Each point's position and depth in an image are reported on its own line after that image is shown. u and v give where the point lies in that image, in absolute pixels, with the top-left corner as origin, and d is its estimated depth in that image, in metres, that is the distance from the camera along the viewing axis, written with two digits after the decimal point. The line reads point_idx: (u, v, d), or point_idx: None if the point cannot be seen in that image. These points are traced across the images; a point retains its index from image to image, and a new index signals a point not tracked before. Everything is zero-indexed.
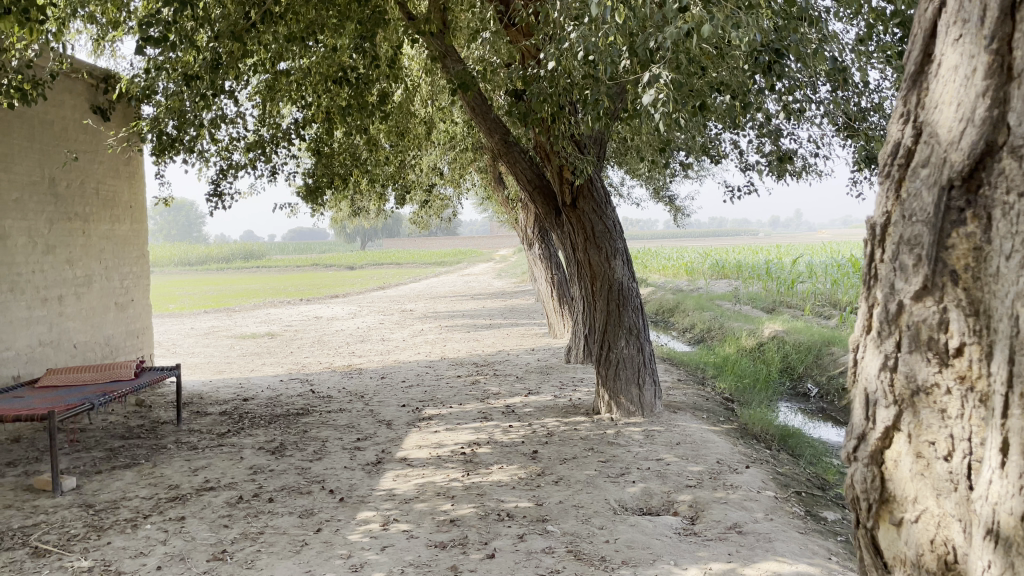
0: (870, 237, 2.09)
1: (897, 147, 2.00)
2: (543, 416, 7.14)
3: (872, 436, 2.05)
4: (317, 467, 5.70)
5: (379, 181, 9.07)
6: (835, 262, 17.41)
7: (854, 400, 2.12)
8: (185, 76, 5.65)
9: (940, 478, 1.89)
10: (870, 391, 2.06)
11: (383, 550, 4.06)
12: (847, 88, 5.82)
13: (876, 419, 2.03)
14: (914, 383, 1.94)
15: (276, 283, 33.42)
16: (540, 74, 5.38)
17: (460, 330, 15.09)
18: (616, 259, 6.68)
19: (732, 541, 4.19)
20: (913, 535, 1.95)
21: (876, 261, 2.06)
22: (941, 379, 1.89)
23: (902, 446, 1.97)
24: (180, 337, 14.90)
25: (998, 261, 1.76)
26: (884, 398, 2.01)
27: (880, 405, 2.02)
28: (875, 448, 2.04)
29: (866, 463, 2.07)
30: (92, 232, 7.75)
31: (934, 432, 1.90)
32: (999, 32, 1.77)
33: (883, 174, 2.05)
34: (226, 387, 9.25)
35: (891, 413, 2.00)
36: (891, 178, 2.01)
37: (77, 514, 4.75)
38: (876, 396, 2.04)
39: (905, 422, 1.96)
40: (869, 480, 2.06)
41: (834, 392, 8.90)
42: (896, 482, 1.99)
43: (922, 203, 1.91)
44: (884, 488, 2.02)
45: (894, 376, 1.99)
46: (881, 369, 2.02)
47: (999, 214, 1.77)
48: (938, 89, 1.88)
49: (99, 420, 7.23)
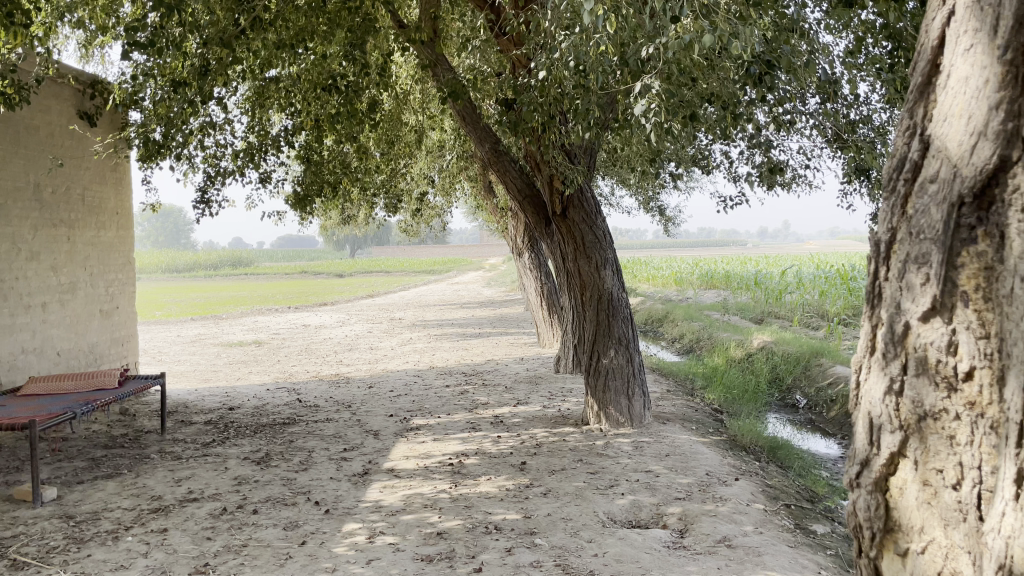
0: (875, 254, 2.09)
1: (903, 161, 2.00)
2: (532, 427, 7.10)
3: (877, 461, 2.06)
4: (303, 478, 5.64)
5: (368, 189, 9.04)
6: (823, 273, 17.49)
7: (858, 424, 2.13)
8: (173, 83, 5.62)
9: (948, 507, 1.88)
10: (875, 415, 2.06)
11: (369, 564, 4.00)
12: (836, 100, 5.85)
13: (881, 444, 2.04)
14: (921, 409, 1.94)
15: (265, 291, 33.37)
16: (530, 84, 5.36)
17: (448, 339, 15.02)
18: (606, 269, 6.66)
19: (721, 555, 4.15)
20: (918, 566, 1.95)
21: (881, 280, 2.06)
22: (949, 404, 1.88)
23: (908, 474, 1.97)
24: (167, 344, 14.78)
25: (1011, 281, 1.75)
26: (889, 422, 2.02)
27: (886, 430, 2.03)
28: (880, 476, 2.05)
29: (870, 490, 2.07)
30: (77, 238, 7.67)
31: (943, 459, 1.90)
32: (1014, 41, 1.77)
33: (888, 189, 2.05)
34: (212, 396, 9.16)
35: (896, 438, 2.00)
36: (897, 193, 2.01)
37: (57, 526, 4.66)
38: (881, 421, 2.04)
39: (912, 449, 1.96)
40: (873, 508, 2.06)
41: (822, 403, 8.89)
42: (901, 511, 1.99)
43: (930, 220, 1.91)
44: (888, 517, 2.03)
45: (899, 401, 1.99)
46: (885, 394, 2.03)
47: (1014, 231, 1.76)
48: (948, 100, 1.87)
49: (81, 429, 7.14)
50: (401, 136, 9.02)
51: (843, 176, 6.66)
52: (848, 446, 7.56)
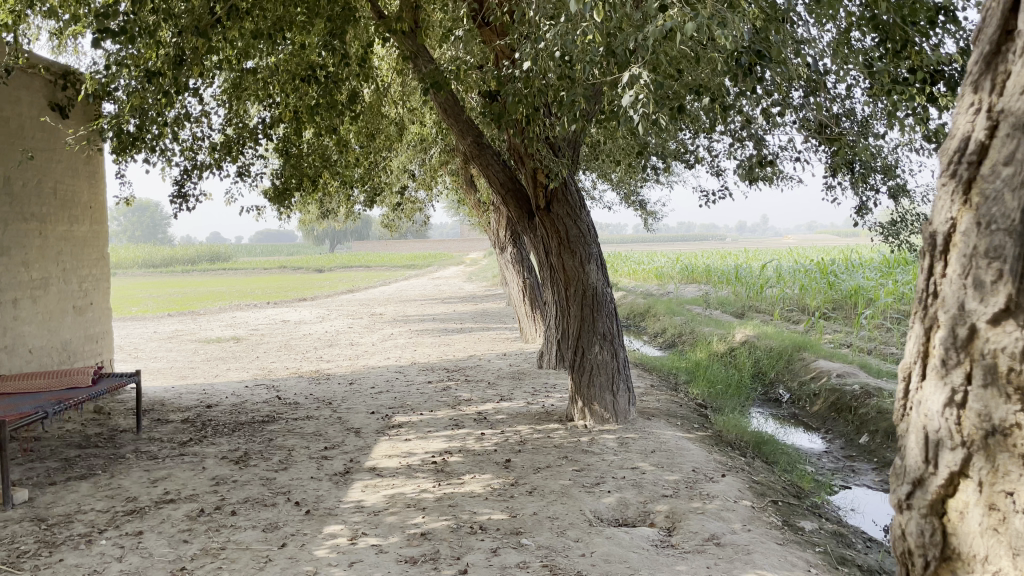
0: (931, 250, 2.21)
1: (966, 145, 2.10)
2: (516, 423, 7.01)
3: (933, 482, 2.20)
4: (283, 478, 5.52)
5: (348, 182, 8.89)
6: (803, 266, 17.53)
7: (913, 437, 2.28)
8: (144, 72, 5.44)
9: (1015, 532, 2.02)
10: (933, 428, 2.19)
11: (351, 566, 3.90)
12: (821, 92, 5.78)
13: (939, 463, 2.18)
14: (989, 423, 2.05)
15: (242, 286, 33.03)
16: (512, 75, 5.25)
17: (429, 334, 14.90)
18: (590, 264, 6.58)
19: (710, 554, 4.09)
20: None
21: (937, 277, 2.18)
22: (1020, 418, 1.99)
23: (969, 497, 2.12)
24: (143, 340, 14.54)
25: None
26: (950, 438, 2.14)
27: (945, 445, 2.16)
28: (936, 498, 2.20)
29: (925, 514, 2.24)
30: (50, 233, 7.47)
31: (1011, 481, 2.02)
32: None
33: (949, 172, 2.15)
34: (189, 394, 8.98)
35: (958, 455, 2.13)
36: (959, 178, 2.11)
37: (29, 529, 4.52)
38: (941, 435, 2.17)
39: (976, 469, 2.09)
40: (928, 532, 2.24)
41: (805, 397, 8.85)
42: (963, 534, 2.15)
43: (1002, 214, 1.98)
44: (945, 544, 2.20)
45: (961, 414, 2.10)
46: (945, 406, 2.14)
47: None
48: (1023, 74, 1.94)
49: (54, 428, 6.96)
50: (381, 129, 8.88)
51: (826, 171, 6.62)
52: (832, 440, 7.54)
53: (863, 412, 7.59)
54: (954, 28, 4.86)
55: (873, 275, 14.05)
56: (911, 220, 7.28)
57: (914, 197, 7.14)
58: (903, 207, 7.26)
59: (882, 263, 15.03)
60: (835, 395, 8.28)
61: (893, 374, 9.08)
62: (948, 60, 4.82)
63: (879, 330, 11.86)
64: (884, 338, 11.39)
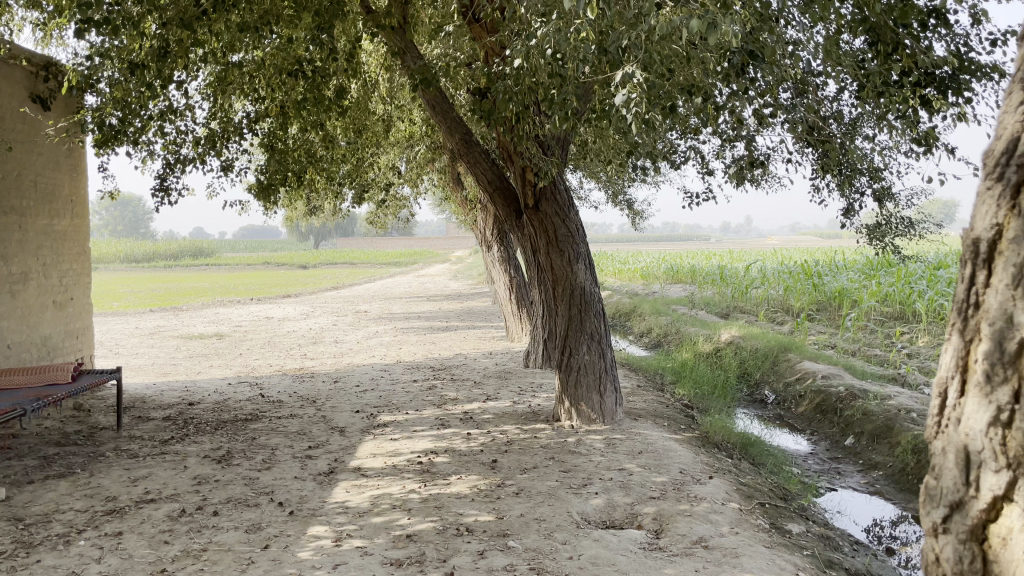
0: (971, 256, 1.88)
1: (1014, 146, 1.78)
2: (502, 423, 6.96)
3: (973, 505, 1.87)
4: (266, 477, 5.44)
5: (334, 179, 8.81)
6: (788, 267, 17.60)
7: (948, 457, 1.94)
8: (129, 65, 5.36)
9: None
10: (974, 448, 1.86)
11: (335, 569, 3.83)
12: (809, 94, 5.77)
13: (981, 485, 1.85)
14: None
15: (226, 282, 32.81)
16: (503, 72, 5.21)
17: (415, 333, 14.83)
18: (578, 263, 6.54)
19: (698, 557, 4.06)
20: None
21: (979, 289, 1.86)
22: None
23: (1015, 521, 1.78)
24: (124, 336, 14.39)
25: None
26: (994, 459, 1.82)
27: (988, 468, 1.83)
28: (976, 522, 1.87)
29: (964, 539, 1.91)
30: (30, 226, 7.35)
31: None
32: None
33: (993, 176, 1.83)
34: (171, 391, 8.88)
35: (1002, 478, 1.80)
36: (1005, 182, 1.79)
37: (5, 529, 4.42)
38: (983, 457, 1.84)
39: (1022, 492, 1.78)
40: (966, 558, 1.90)
41: (790, 399, 8.86)
42: (1003, 560, 1.82)
43: None
44: (986, 568, 1.87)
45: (1007, 435, 1.79)
46: (988, 426, 1.82)
47: None
48: None
49: (32, 425, 6.84)
50: (368, 125, 8.81)
51: (812, 173, 6.63)
52: (817, 441, 7.54)
53: (848, 413, 7.60)
54: (944, 31, 4.87)
55: (857, 277, 14.10)
56: (895, 223, 7.30)
57: (899, 201, 7.17)
58: (888, 210, 7.27)
59: (865, 265, 15.09)
60: (820, 397, 8.29)
61: (878, 376, 9.12)
62: (939, 63, 4.81)
63: (863, 332, 11.91)
64: (868, 339, 11.44)
